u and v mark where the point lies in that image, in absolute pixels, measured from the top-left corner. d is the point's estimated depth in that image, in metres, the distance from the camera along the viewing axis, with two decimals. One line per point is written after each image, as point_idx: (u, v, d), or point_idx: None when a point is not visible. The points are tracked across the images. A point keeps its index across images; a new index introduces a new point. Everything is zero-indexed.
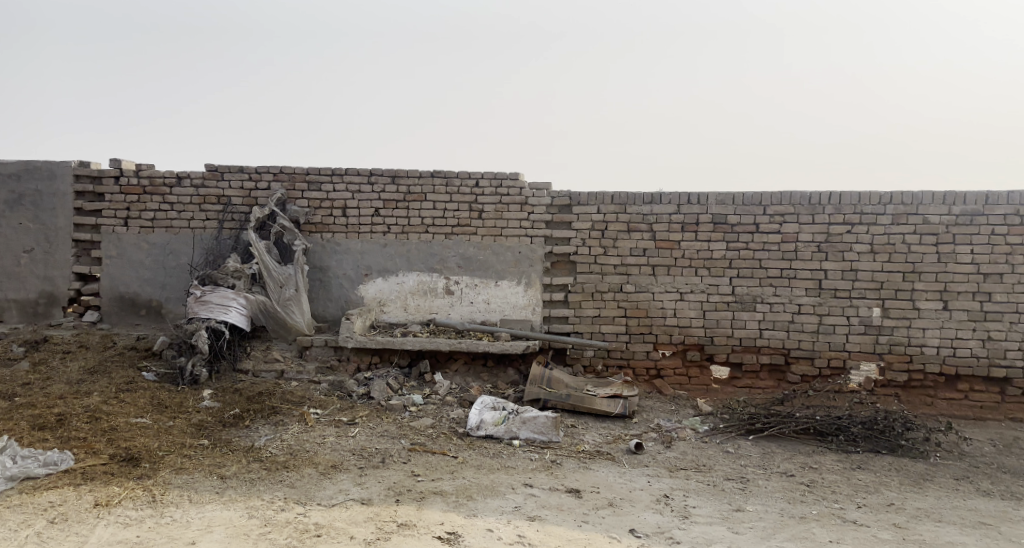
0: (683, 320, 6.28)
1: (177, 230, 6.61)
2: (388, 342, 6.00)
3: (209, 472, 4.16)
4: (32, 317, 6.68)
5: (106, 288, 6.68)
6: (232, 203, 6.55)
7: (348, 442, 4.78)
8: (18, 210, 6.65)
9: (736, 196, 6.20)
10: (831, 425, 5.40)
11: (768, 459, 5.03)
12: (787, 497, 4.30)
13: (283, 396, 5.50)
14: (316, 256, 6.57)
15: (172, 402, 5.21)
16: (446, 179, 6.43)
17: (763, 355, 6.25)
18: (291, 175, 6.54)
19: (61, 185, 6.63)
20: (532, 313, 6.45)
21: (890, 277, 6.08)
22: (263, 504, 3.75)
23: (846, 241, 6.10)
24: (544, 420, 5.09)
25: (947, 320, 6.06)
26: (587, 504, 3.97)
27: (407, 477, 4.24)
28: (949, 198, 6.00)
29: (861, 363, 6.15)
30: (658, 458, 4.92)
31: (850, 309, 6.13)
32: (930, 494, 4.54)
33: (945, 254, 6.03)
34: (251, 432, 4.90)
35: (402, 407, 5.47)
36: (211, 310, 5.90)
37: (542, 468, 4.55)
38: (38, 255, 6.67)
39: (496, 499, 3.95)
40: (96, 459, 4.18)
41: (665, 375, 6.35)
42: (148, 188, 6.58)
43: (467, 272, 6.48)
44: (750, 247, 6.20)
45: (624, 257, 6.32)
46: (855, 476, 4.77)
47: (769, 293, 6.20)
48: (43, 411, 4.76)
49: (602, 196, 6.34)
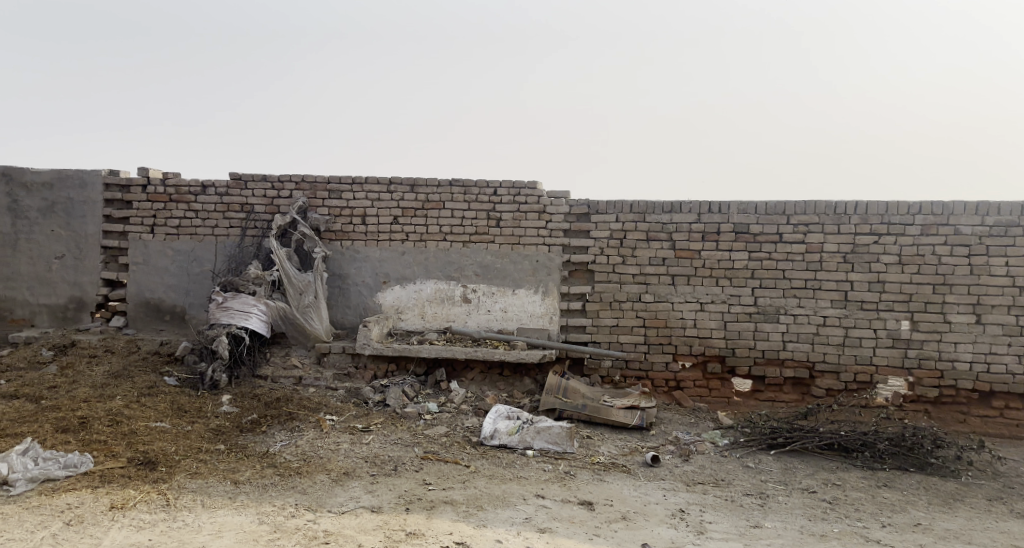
0: (703, 331, 6.17)
1: (201, 237, 6.71)
2: (404, 350, 6.00)
3: (224, 477, 4.18)
4: (61, 322, 6.83)
5: (132, 294, 6.80)
6: (255, 211, 6.63)
7: (362, 450, 4.77)
8: (49, 217, 6.82)
9: (759, 205, 6.09)
10: (856, 441, 5.24)
11: (789, 475, 4.89)
12: (808, 515, 4.17)
13: (300, 402, 5.50)
14: (335, 263, 6.62)
15: (192, 407, 5.26)
16: (464, 188, 6.44)
17: (787, 368, 6.10)
18: (312, 184, 6.61)
19: (91, 193, 6.79)
20: (549, 321, 6.40)
21: (919, 288, 5.90)
22: (275, 509, 3.75)
23: (872, 251, 5.95)
24: (558, 430, 5.03)
25: (980, 334, 5.86)
26: (600, 517, 3.89)
27: (419, 486, 4.21)
28: (982, 208, 5.81)
29: (889, 377, 5.97)
30: (675, 472, 4.82)
31: (877, 322, 5.96)
32: (961, 515, 4.36)
33: (978, 266, 5.83)
34: (267, 438, 4.93)
35: (417, 415, 5.45)
36: (232, 315, 5.98)
37: (555, 480, 4.48)
38: (68, 261, 6.82)
39: (507, 510, 3.90)
40: (114, 462, 4.23)
41: (685, 386, 6.24)
42: (174, 196, 6.71)
43: (485, 280, 6.47)
44: (772, 257, 6.08)
45: (644, 266, 6.24)
46: (881, 494, 4.61)
47: (793, 304, 6.07)
48: (67, 414, 4.85)
49: (621, 205, 6.28)
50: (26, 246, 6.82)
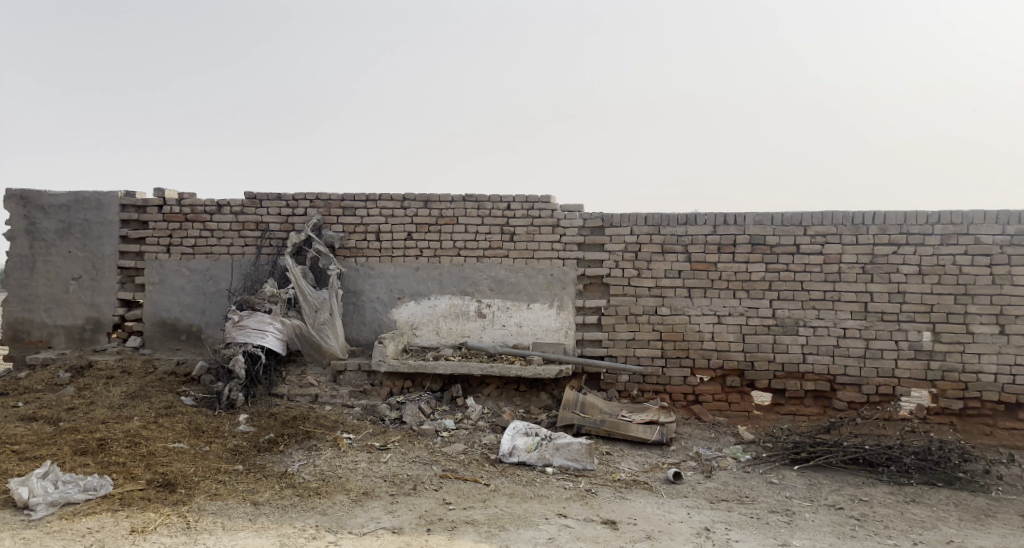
0: (721, 344, 6.11)
1: (216, 256, 6.73)
2: (419, 367, 5.98)
3: (243, 498, 4.15)
4: (78, 343, 6.85)
5: (148, 314, 6.82)
6: (270, 229, 6.65)
7: (380, 469, 4.73)
8: (66, 239, 6.86)
9: (775, 216, 6.05)
10: (881, 455, 5.16)
11: (814, 491, 4.81)
12: (836, 532, 4.09)
13: (317, 420, 5.45)
14: (349, 279, 6.61)
15: (209, 427, 5.24)
16: (477, 203, 6.44)
17: (807, 381, 6.02)
18: (326, 201, 6.62)
19: (107, 215, 6.84)
20: (565, 336, 6.36)
21: (940, 299, 5.83)
22: (296, 531, 3.71)
23: (892, 261, 5.89)
24: (578, 447, 4.99)
25: (1004, 345, 5.76)
26: (623, 537, 3.82)
27: (439, 505, 4.17)
28: (1003, 217, 5.74)
29: (911, 390, 5.88)
30: (697, 489, 4.75)
31: (898, 333, 5.88)
32: (993, 531, 4.26)
33: (1000, 276, 5.75)
34: (285, 457, 4.90)
35: (434, 433, 5.41)
36: (248, 334, 5.97)
37: (576, 498, 4.42)
38: (85, 282, 6.86)
39: (529, 529, 3.84)
40: (133, 484, 4.21)
41: (704, 400, 6.16)
42: (189, 216, 6.74)
43: (499, 295, 6.44)
44: (790, 268, 6.02)
45: (659, 279, 6.20)
46: (909, 511, 4.52)
47: (812, 316, 6.00)
48: (86, 436, 4.84)
49: (636, 218, 6.25)
50: (43, 268, 6.86)
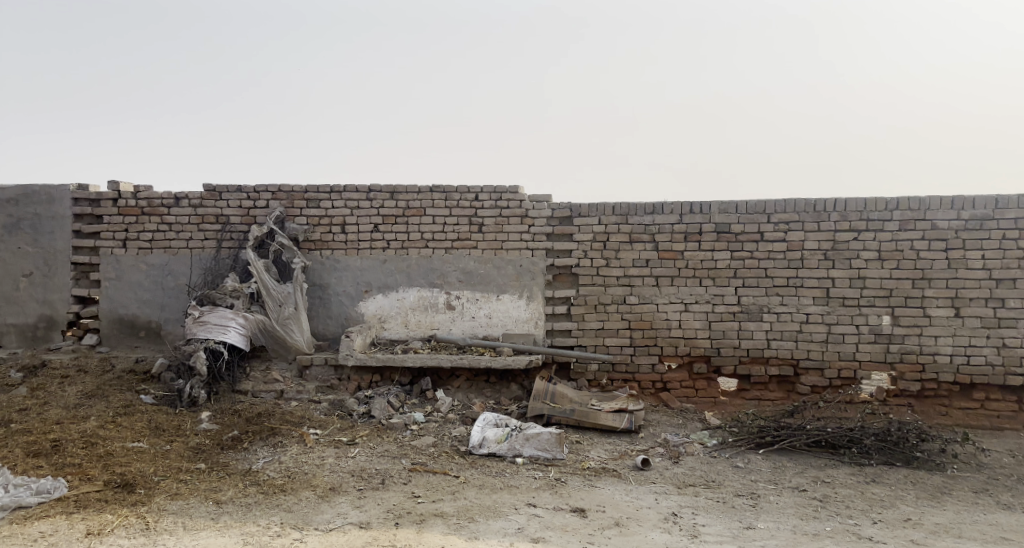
0: (688, 331, 6.16)
1: (176, 250, 6.55)
2: (388, 360, 5.92)
3: (205, 497, 4.06)
4: (31, 342, 6.62)
5: (105, 311, 6.62)
6: (231, 222, 6.50)
7: (347, 464, 4.67)
8: (16, 234, 6.62)
9: (739, 204, 6.11)
10: (843, 437, 5.26)
11: (778, 474, 4.89)
12: (800, 514, 4.15)
13: (283, 416, 5.35)
14: (315, 273, 6.51)
15: (170, 426, 5.11)
16: (445, 194, 6.38)
17: (771, 366, 6.12)
18: (289, 193, 6.49)
19: (59, 209, 6.60)
20: (534, 326, 6.35)
21: (899, 283, 5.96)
22: (259, 529, 3.64)
23: (852, 247, 6.00)
24: (548, 437, 5.01)
25: (960, 327, 5.91)
26: (593, 524, 3.83)
27: (408, 498, 4.13)
28: (958, 202, 5.88)
29: (872, 372, 6.01)
30: (666, 475, 4.79)
31: (859, 318, 6.01)
32: (949, 508, 4.38)
33: (955, 260, 5.89)
34: (249, 454, 4.81)
35: (403, 426, 5.36)
36: (210, 330, 5.83)
37: (546, 488, 4.42)
38: (37, 278, 6.62)
39: (498, 520, 3.83)
40: (90, 485, 4.08)
41: (672, 387, 6.23)
42: (146, 209, 6.55)
43: (468, 286, 6.40)
44: (755, 256, 6.10)
45: (627, 268, 6.23)
46: (870, 490, 4.62)
47: (776, 303, 6.08)
48: (39, 437, 4.68)
49: (603, 207, 6.26)
50: None
